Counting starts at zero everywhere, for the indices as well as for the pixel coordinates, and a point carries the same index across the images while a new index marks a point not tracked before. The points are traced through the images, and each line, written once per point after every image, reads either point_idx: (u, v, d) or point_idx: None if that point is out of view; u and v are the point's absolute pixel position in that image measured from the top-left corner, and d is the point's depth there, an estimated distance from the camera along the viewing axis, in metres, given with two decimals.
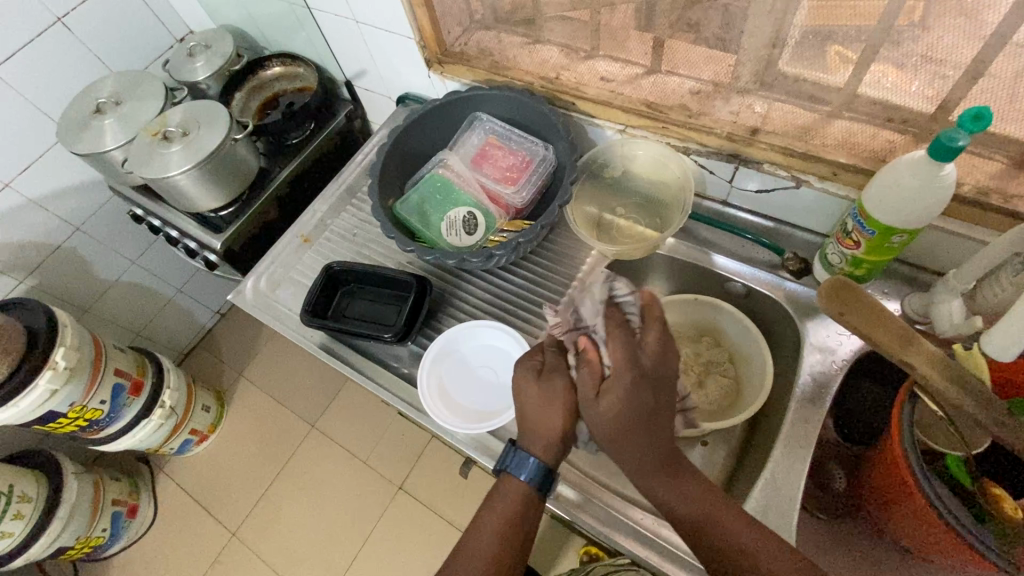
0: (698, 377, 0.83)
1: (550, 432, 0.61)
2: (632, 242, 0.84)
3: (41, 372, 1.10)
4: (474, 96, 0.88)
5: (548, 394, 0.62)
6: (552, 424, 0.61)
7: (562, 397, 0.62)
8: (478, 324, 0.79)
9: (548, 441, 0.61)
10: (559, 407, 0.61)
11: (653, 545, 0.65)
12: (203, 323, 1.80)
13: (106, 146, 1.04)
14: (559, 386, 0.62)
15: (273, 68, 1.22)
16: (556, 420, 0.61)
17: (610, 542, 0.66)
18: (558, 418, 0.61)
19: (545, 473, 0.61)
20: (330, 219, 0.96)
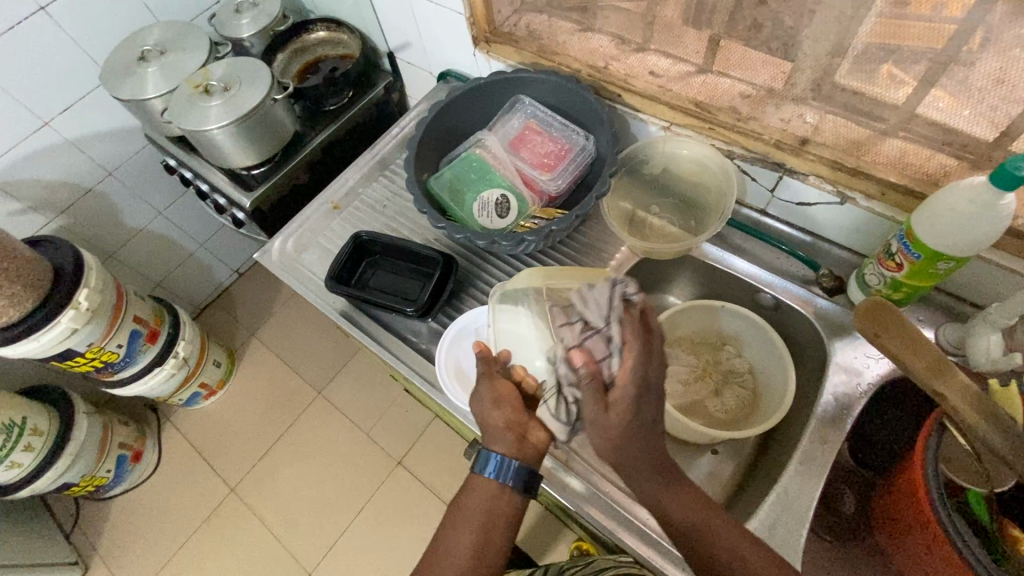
0: (714, 387, 0.80)
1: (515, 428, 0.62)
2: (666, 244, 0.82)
3: (64, 310, 1.12)
4: (519, 78, 0.86)
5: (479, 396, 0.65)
6: (491, 420, 0.63)
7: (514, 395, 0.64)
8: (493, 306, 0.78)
9: (495, 435, 0.62)
10: (489, 399, 0.64)
11: (657, 545, 0.64)
12: (221, 280, 1.83)
13: (146, 94, 1.05)
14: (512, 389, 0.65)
15: (317, 32, 1.21)
16: (493, 415, 0.63)
17: (614, 538, 0.66)
18: (493, 412, 0.63)
19: (497, 464, 0.61)
20: (361, 187, 0.96)
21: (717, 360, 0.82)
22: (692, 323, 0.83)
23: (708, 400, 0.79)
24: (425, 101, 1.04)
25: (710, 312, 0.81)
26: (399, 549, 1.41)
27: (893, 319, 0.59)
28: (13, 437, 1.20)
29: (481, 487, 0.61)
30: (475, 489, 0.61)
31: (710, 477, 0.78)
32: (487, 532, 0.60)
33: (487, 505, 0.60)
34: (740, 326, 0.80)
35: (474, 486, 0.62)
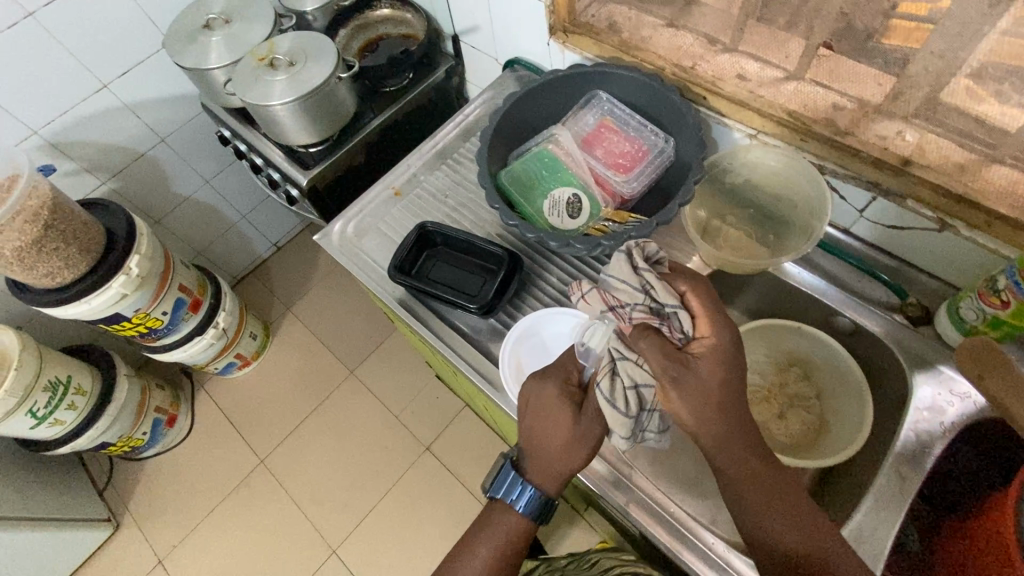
0: (778, 409, 0.77)
1: (564, 472, 0.64)
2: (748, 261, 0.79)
3: (115, 275, 1.13)
4: (598, 72, 0.82)
5: (582, 437, 0.63)
6: (571, 462, 0.63)
7: (589, 441, 0.63)
8: (568, 314, 0.76)
9: (557, 478, 0.64)
10: (585, 450, 0.63)
11: (721, 571, 0.63)
12: (259, 251, 1.84)
13: (209, 64, 1.04)
14: (592, 437, 0.63)
15: (381, 9, 1.18)
16: (576, 460, 0.63)
17: (676, 559, 0.65)
18: (579, 460, 0.63)
19: (545, 502, 0.66)
20: (422, 175, 0.94)
21: (783, 381, 0.78)
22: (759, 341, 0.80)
23: (771, 423, 0.77)
24: (491, 90, 1.01)
25: (778, 331, 0.78)
26: (422, 535, 1.41)
27: (999, 363, 0.57)
28: (58, 395, 1.22)
29: (502, 514, 0.67)
30: (505, 513, 0.67)
31: None
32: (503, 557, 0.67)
33: (509, 533, 0.67)
34: (809, 348, 0.77)
35: (498, 514, 0.68)
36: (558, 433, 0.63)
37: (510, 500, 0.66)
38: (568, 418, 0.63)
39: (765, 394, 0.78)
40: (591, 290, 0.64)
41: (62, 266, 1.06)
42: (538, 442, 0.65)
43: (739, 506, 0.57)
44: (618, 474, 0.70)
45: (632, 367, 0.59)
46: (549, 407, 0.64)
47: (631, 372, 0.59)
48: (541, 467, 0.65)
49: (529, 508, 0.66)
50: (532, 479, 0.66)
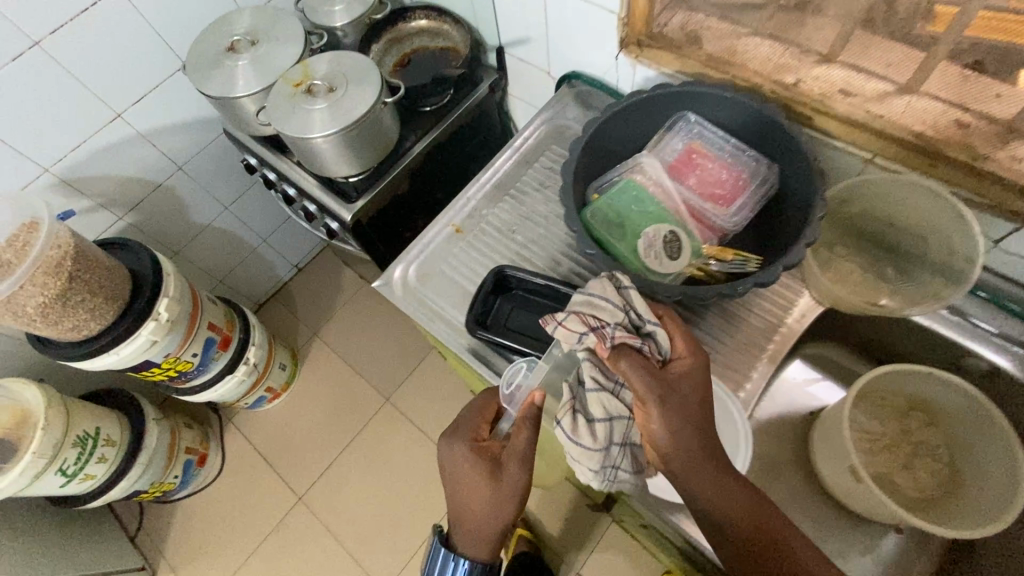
0: (903, 459, 0.72)
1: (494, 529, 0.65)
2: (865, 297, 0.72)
3: (144, 322, 1.04)
4: (687, 92, 0.73)
5: (506, 489, 0.62)
6: (500, 516, 0.63)
7: (517, 489, 0.63)
8: None
9: (487, 536, 0.65)
10: (512, 500, 0.63)
11: None
12: (279, 274, 1.75)
13: (237, 91, 0.95)
14: (518, 484, 0.62)
15: (416, 20, 1.09)
16: (506, 512, 0.63)
17: None
18: (508, 513, 0.63)
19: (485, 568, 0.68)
20: (485, 209, 0.86)
21: (905, 426, 0.73)
22: (879, 383, 0.73)
23: (896, 474, 0.71)
24: (549, 110, 0.93)
25: (904, 373, 0.71)
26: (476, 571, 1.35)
27: None
28: (88, 449, 1.14)
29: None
30: None
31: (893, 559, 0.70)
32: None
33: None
34: (936, 392, 0.70)
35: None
36: (473, 493, 0.63)
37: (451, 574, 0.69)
38: (483, 480, 0.62)
39: (886, 442, 0.73)
40: (568, 316, 0.60)
41: (88, 318, 0.97)
42: (461, 506, 0.65)
43: (708, 517, 0.57)
44: None
45: (604, 396, 0.58)
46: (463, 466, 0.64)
47: (603, 403, 0.58)
48: (476, 532, 0.65)
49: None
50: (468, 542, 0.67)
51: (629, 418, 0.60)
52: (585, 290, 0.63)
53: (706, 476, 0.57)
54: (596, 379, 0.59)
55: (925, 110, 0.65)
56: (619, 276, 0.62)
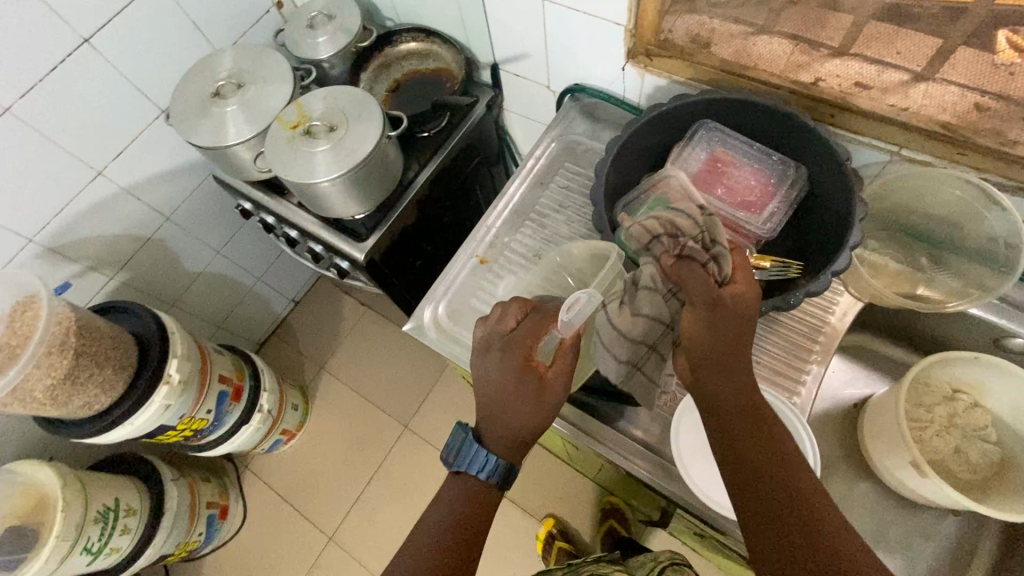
0: (955, 444, 0.72)
1: (525, 434, 0.60)
2: (903, 288, 0.72)
3: (157, 388, 1.00)
4: (706, 101, 0.71)
5: (551, 390, 0.60)
6: (539, 418, 0.59)
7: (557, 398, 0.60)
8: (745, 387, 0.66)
9: (515, 440, 0.60)
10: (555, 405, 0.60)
11: None
12: (278, 311, 1.70)
13: (229, 138, 0.90)
14: (558, 392, 0.60)
15: (403, 44, 1.06)
16: (544, 414, 0.59)
17: None
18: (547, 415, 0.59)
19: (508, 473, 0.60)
20: (506, 237, 0.83)
21: (953, 411, 0.72)
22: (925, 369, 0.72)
23: (950, 460, 0.72)
24: (556, 126, 0.90)
25: (951, 360, 0.69)
26: None
27: None
28: (110, 522, 1.09)
29: (462, 481, 0.60)
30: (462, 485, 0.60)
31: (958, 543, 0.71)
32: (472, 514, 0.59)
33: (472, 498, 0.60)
34: (983, 376, 0.70)
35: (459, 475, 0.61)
36: (518, 391, 0.59)
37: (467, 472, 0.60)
38: (529, 380, 0.59)
39: (935, 428, 0.72)
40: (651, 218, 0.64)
41: (98, 392, 0.93)
42: (496, 404, 0.60)
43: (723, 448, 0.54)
44: None
45: (654, 297, 0.60)
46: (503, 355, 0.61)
47: (651, 304, 0.60)
48: (502, 424, 0.60)
49: (494, 475, 0.59)
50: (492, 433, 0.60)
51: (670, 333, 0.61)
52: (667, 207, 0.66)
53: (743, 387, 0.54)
54: (654, 276, 0.60)
55: (955, 99, 0.64)
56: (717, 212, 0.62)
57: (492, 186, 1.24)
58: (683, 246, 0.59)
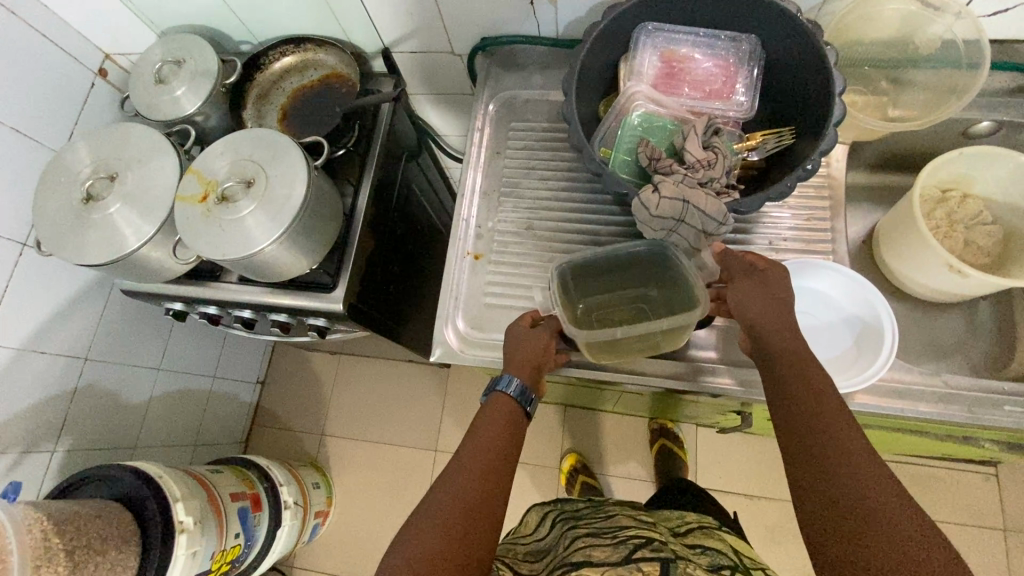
0: (966, 238, 0.76)
1: (527, 366, 0.63)
2: (877, 116, 0.73)
3: (176, 540, 0.87)
4: (643, 5, 0.66)
5: (534, 336, 0.65)
6: (528, 353, 0.64)
7: (543, 341, 0.65)
8: (828, 273, 0.67)
9: (520, 369, 0.63)
10: (542, 345, 0.64)
11: None
12: (246, 400, 1.53)
13: (128, 241, 0.75)
14: (542, 335, 0.65)
15: (275, 63, 0.92)
16: (533, 349, 0.64)
17: None
18: (535, 348, 0.64)
19: (522, 391, 0.62)
20: (490, 222, 0.77)
21: (953, 210, 0.76)
22: (923, 182, 0.74)
23: (966, 253, 0.76)
24: (484, 90, 0.84)
25: (943, 165, 0.72)
26: None
27: None
28: None
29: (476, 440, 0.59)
30: (480, 426, 0.61)
31: (997, 321, 0.76)
32: (500, 444, 0.59)
33: (497, 422, 0.61)
34: (971, 168, 0.74)
35: (487, 407, 0.62)
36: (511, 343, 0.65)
37: (491, 398, 0.63)
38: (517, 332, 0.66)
39: (946, 231, 0.76)
40: (653, 97, 0.67)
41: None
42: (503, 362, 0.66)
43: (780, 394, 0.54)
44: (931, 389, 0.63)
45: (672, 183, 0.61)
46: (528, 334, 0.65)
47: (677, 182, 0.61)
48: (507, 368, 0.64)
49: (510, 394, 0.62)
50: (513, 372, 0.63)
51: (695, 202, 0.60)
52: (678, 96, 0.68)
53: (788, 357, 0.55)
54: (670, 164, 0.62)
55: None
56: (722, 135, 0.65)
57: (425, 178, 1.14)
58: (699, 156, 0.62)
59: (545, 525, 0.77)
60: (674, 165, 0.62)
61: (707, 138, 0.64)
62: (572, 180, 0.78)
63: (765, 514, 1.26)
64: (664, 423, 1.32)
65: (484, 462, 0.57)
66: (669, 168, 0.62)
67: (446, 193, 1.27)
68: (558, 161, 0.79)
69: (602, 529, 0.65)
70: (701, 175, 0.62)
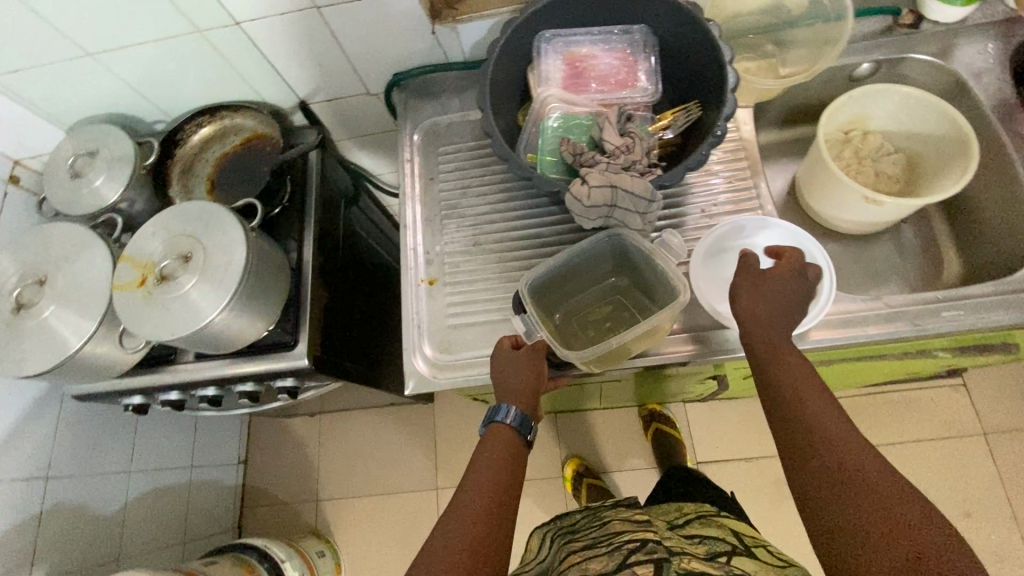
0: (876, 169, 0.82)
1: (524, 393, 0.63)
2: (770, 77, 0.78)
3: None
4: (536, 15, 0.70)
5: (527, 361, 0.65)
6: (523, 380, 0.64)
7: (536, 366, 0.65)
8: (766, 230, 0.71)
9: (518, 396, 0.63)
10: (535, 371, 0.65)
11: (1014, 300, 0.65)
12: (230, 483, 1.46)
13: (70, 342, 0.72)
14: (535, 361, 0.65)
15: (193, 136, 0.92)
16: (527, 376, 0.64)
17: (979, 325, 0.65)
18: (529, 374, 0.64)
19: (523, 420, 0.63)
20: (437, 246, 0.78)
21: (858, 147, 0.82)
22: (825, 128, 0.80)
23: (879, 184, 0.82)
24: (406, 123, 0.85)
25: (839, 108, 0.78)
26: None
27: None
28: None
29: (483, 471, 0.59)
30: (483, 457, 0.61)
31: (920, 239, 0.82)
32: (503, 474, 0.59)
33: (500, 451, 0.61)
34: (864, 107, 0.80)
35: (486, 439, 0.63)
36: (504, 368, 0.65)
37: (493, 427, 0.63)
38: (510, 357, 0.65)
39: (856, 167, 0.82)
40: (565, 98, 0.71)
41: None
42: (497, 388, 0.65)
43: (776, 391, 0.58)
44: (877, 312, 0.67)
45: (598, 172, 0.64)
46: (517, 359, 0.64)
47: (602, 170, 0.64)
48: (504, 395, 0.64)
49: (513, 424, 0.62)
50: (510, 402, 0.63)
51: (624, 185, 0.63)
52: (588, 93, 0.72)
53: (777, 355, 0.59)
54: (592, 155, 0.65)
55: None
56: (634, 120, 0.69)
57: (368, 219, 1.14)
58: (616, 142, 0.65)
59: (545, 543, 0.77)
60: (596, 155, 0.65)
61: (621, 125, 0.67)
62: (508, 191, 0.80)
63: (767, 473, 1.29)
64: (653, 407, 1.34)
65: (490, 496, 0.57)
66: (592, 159, 0.65)
67: (392, 230, 1.28)
68: (491, 176, 0.81)
69: (599, 539, 0.66)
70: (623, 159, 0.65)
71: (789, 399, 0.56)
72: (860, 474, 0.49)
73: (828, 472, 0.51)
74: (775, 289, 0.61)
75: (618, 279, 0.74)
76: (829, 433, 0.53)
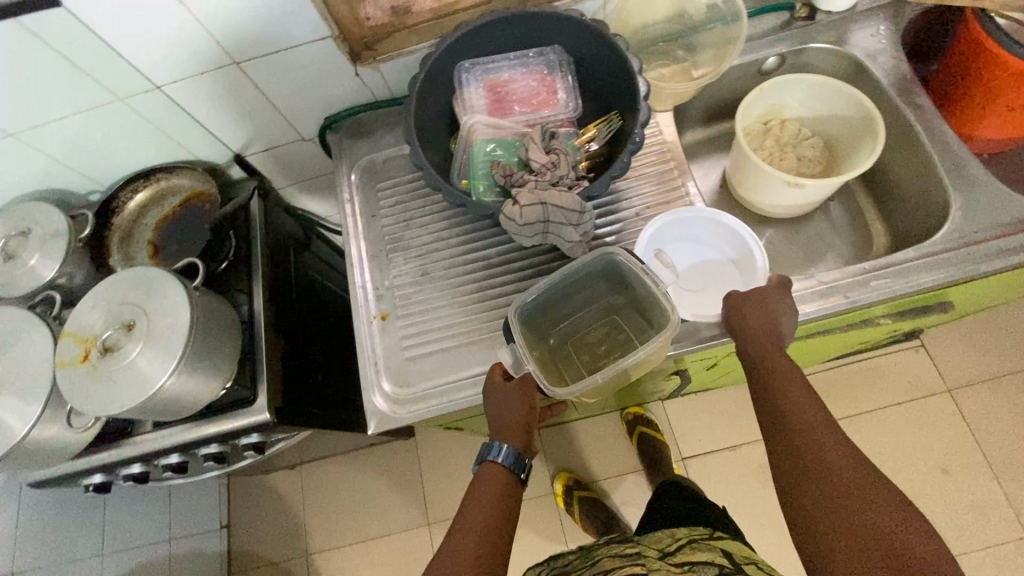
0: (797, 154, 0.86)
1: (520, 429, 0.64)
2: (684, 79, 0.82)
3: None
4: (451, 47, 0.72)
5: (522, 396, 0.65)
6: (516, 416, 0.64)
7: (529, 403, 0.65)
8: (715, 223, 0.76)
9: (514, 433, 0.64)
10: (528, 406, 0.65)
11: (934, 262, 0.68)
12: (213, 550, 1.41)
13: (15, 430, 0.70)
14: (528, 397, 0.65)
15: (130, 202, 0.91)
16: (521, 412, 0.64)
17: (907, 290, 0.68)
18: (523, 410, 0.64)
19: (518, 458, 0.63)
20: (387, 282, 0.79)
21: (776, 135, 0.86)
22: (743, 121, 0.84)
23: (802, 167, 0.86)
24: (342, 164, 0.86)
25: (753, 100, 0.82)
26: None
27: None
28: None
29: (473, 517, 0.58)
30: (474, 500, 0.60)
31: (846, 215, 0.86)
32: (490, 520, 0.58)
33: (489, 494, 0.60)
34: (776, 97, 0.84)
35: (478, 478, 0.62)
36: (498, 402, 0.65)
37: (489, 465, 0.63)
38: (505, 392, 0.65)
39: (777, 155, 0.86)
40: (491, 122, 0.73)
41: None
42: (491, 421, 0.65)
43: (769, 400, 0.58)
44: (811, 289, 0.69)
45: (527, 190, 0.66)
46: (510, 394, 0.65)
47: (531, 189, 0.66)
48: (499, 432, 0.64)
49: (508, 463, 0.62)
50: (504, 439, 0.64)
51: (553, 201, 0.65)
52: (513, 115, 0.74)
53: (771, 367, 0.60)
54: (520, 175, 0.67)
55: None
56: (559, 135, 0.71)
57: (321, 261, 1.14)
58: (542, 160, 0.67)
59: None
60: (524, 174, 0.67)
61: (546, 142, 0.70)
62: (451, 219, 0.81)
63: (749, 459, 1.30)
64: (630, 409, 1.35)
65: (474, 546, 0.55)
66: (521, 179, 0.67)
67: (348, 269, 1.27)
68: (432, 206, 0.82)
69: None
70: (551, 176, 0.67)
71: (779, 405, 0.57)
72: (848, 481, 0.50)
73: (815, 480, 0.51)
74: (766, 306, 0.63)
75: (615, 298, 0.73)
76: (821, 437, 0.53)
